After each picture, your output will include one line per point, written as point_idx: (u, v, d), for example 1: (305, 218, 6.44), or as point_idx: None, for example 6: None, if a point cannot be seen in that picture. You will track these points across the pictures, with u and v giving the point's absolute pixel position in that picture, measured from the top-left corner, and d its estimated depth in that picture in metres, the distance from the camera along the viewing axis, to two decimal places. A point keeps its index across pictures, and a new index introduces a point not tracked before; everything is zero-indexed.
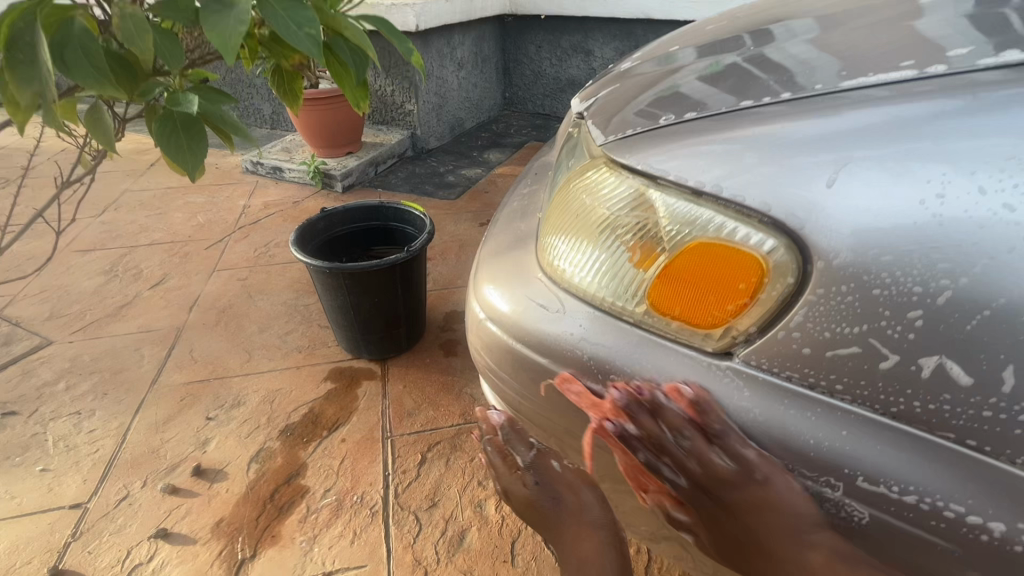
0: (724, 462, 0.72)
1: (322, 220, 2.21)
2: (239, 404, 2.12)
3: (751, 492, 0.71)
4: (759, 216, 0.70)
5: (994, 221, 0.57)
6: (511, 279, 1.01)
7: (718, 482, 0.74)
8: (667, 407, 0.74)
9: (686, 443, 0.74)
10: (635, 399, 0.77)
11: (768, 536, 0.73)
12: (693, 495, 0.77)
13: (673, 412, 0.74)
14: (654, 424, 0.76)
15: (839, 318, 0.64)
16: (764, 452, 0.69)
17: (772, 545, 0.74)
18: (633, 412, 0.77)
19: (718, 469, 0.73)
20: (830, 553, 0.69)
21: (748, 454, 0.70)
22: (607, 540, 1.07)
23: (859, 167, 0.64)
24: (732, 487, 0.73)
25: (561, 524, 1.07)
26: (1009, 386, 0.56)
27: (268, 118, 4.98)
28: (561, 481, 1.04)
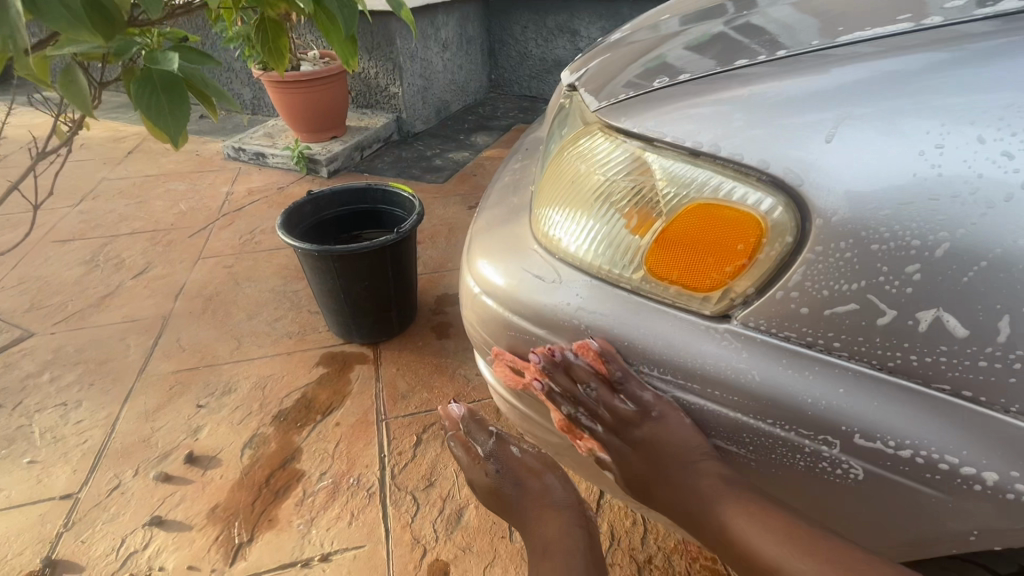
0: (627, 405, 0.79)
1: (309, 203, 2.16)
2: (230, 391, 2.10)
3: (648, 430, 0.78)
4: (758, 174, 0.67)
5: (993, 169, 0.55)
6: (506, 253, 0.98)
7: (624, 423, 0.81)
8: (575, 363, 0.80)
9: (594, 392, 0.81)
10: (552, 360, 0.81)
11: (667, 470, 0.79)
12: (608, 438, 0.84)
13: (581, 366, 0.80)
14: (568, 380, 0.82)
15: (838, 275, 0.62)
16: (661, 393, 0.77)
17: (671, 480, 0.79)
18: (551, 371, 0.82)
19: (623, 412, 0.80)
20: (718, 480, 0.75)
21: (646, 396, 0.77)
22: (574, 522, 1.07)
23: (856, 122, 0.61)
24: (637, 427, 0.80)
25: (525, 507, 1.09)
26: (1005, 335, 0.55)
27: (248, 103, 4.86)
28: (520, 464, 1.12)
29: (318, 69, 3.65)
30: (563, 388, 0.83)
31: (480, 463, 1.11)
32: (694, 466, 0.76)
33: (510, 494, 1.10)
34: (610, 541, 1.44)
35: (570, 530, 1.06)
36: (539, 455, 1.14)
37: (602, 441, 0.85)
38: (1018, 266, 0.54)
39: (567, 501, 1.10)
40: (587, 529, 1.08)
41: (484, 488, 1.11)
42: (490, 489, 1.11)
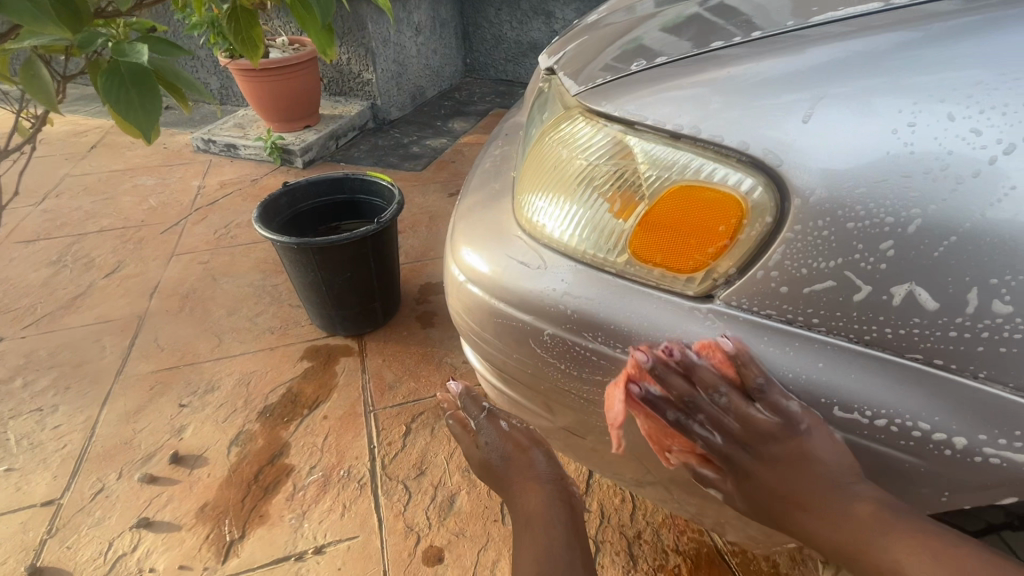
0: (766, 414, 0.70)
1: (285, 196, 2.12)
2: (213, 389, 2.07)
3: (791, 444, 0.69)
4: (737, 155, 0.68)
5: (962, 145, 0.56)
6: (490, 240, 0.98)
7: (755, 435, 0.72)
8: (699, 364, 0.70)
9: (722, 398, 0.72)
10: (665, 361, 0.71)
11: (807, 489, 0.71)
12: (729, 452, 0.74)
13: (707, 368, 0.70)
14: (686, 384, 0.71)
15: (815, 253, 0.64)
16: (808, 403, 0.68)
17: (809, 499, 0.71)
18: (664, 373, 0.71)
19: (760, 422, 0.71)
20: (877, 505, 0.67)
21: (793, 407, 0.67)
22: (556, 496, 1.09)
23: (831, 103, 0.63)
24: (773, 441, 0.70)
25: (511, 480, 1.11)
26: (973, 306, 0.57)
27: (216, 92, 4.70)
28: (508, 439, 1.14)
29: (287, 56, 3.55)
30: (680, 393, 0.72)
31: (473, 440, 1.15)
32: (847, 486, 0.68)
33: (499, 468, 1.13)
34: (601, 519, 1.48)
35: (551, 503, 1.08)
36: (527, 430, 1.15)
37: (717, 455, 0.76)
38: (985, 239, 0.55)
39: (552, 476, 1.11)
40: (569, 504, 1.10)
41: (477, 462, 1.15)
42: (482, 464, 1.15)
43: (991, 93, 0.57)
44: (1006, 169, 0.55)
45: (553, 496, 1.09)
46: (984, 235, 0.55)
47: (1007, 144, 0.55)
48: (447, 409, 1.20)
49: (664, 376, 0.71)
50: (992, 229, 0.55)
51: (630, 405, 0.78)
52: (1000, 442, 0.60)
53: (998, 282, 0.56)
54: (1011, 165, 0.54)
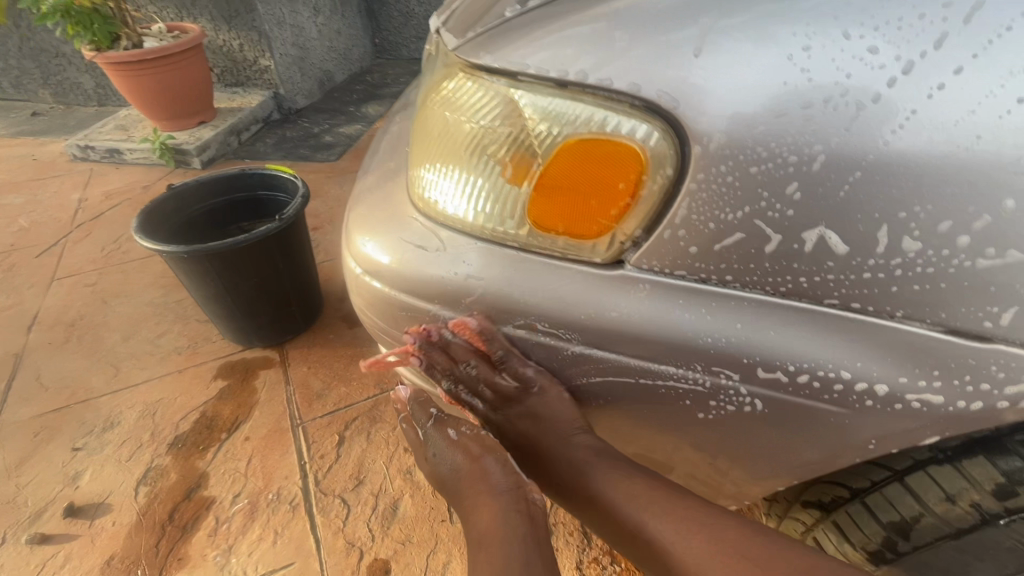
0: (507, 380, 0.83)
1: (171, 200, 1.87)
2: (112, 425, 1.83)
3: (529, 404, 0.82)
4: (629, 100, 0.59)
5: (863, 67, 0.49)
6: (385, 224, 0.87)
7: (507, 397, 0.85)
8: (455, 339, 0.80)
9: (475, 369, 0.84)
10: (428, 339, 0.82)
11: (546, 447, 0.84)
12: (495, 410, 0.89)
13: (459, 343, 0.80)
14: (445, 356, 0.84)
15: (721, 203, 0.57)
16: (541, 368, 0.77)
17: (548, 453, 0.85)
18: (425, 348, 0.84)
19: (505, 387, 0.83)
20: (593, 451, 0.82)
21: (529, 373, 0.77)
22: (512, 508, 0.87)
23: (725, 30, 0.53)
24: (519, 401, 0.84)
25: (461, 495, 0.92)
26: (883, 246, 0.53)
27: (92, 92, 4.17)
28: (457, 448, 0.94)
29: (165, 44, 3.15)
30: (443, 364, 0.86)
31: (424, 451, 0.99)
32: (572, 440, 0.82)
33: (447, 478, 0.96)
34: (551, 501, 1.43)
35: (505, 519, 0.86)
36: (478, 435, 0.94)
37: (483, 412, 0.93)
38: (893, 170, 0.50)
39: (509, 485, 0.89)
40: (528, 516, 0.88)
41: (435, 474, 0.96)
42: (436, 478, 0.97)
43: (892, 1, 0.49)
44: (907, 93, 0.48)
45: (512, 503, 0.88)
46: (892, 164, 0.49)
47: (907, 62, 0.48)
48: (400, 413, 1.04)
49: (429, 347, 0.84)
50: (896, 160, 0.49)
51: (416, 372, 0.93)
52: (921, 384, 0.56)
53: (907, 217, 0.51)
54: (913, 85, 0.48)
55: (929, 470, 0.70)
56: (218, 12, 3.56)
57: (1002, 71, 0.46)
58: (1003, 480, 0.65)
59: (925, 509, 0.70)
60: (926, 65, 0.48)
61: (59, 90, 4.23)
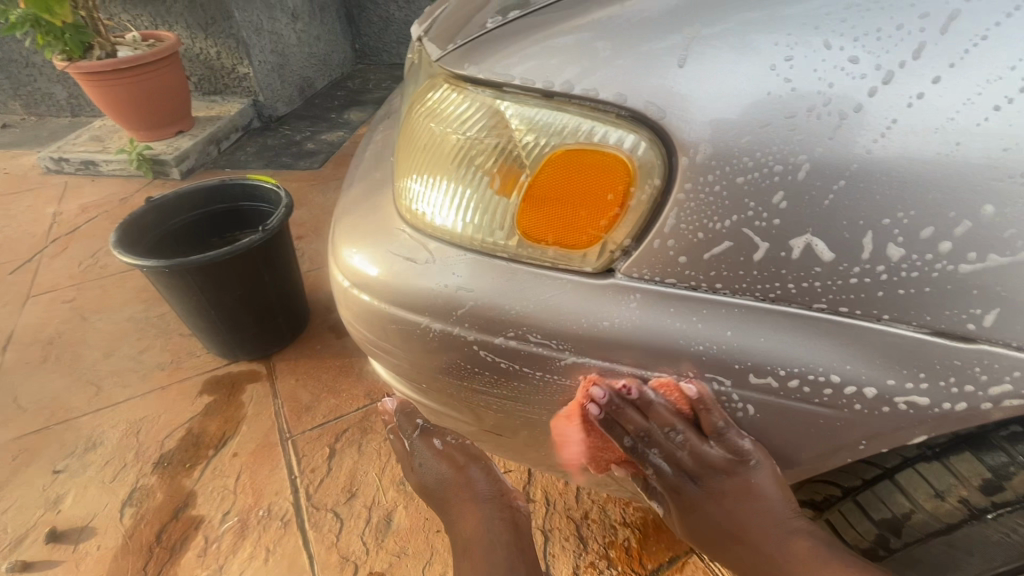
0: (720, 451, 0.71)
1: (150, 213, 1.83)
2: (94, 446, 1.78)
3: (736, 477, 0.72)
4: (617, 110, 0.59)
5: (843, 77, 0.50)
6: (373, 236, 0.87)
7: (706, 465, 0.74)
8: (656, 401, 0.69)
9: (679, 436, 0.72)
10: (621, 396, 0.69)
11: (753, 523, 0.75)
12: (679, 477, 0.77)
13: (663, 406, 0.69)
14: (641, 418, 0.71)
15: (708, 213, 0.58)
16: (760, 441, 0.68)
17: (752, 531, 0.76)
18: (622, 408, 0.70)
19: (711, 457, 0.72)
20: (810, 539, 0.74)
21: (746, 445, 0.68)
22: (496, 515, 0.99)
23: (709, 40, 0.54)
24: (722, 472, 0.74)
25: (447, 503, 1.00)
26: (868, 251, 0.53)
27: (65, 103, 4.08)
28: (445, 459, 1.01)
29: (140, 53, 3.08)
30: (637, 427, 0.72)
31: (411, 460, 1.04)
32: (788, 521, 0.75)
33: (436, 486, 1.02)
34: (546, 507, 1.43)
35: (489, 525, 0.97)
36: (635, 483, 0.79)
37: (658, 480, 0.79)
38: (876, 177, 0.50)
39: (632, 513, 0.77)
40: (513, 522, 0.99)
41: (422, 482, 1.02)
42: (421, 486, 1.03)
43: (874, 9, 0.50)
44: (888, 100, 0.49)
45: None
46: (875, 170, 0.50)
47: (886, 71, 0.49)
48: (387, 424, 1.06)
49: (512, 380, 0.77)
50: (879, 167, 0.50)
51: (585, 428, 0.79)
52: (908, 385, 0.57)
53: (891, 223, 0.51)
54: (893, 94, 0.48)
55: (918, 467, 0.71)
56: (194, 20, 3.51)
57: (980, 78, 0.47)
58: (990, 476, 0.67)
59: (917, 506, 0.71)
60: (906, 74, 0.48)
61: (29, 101, 4.12)
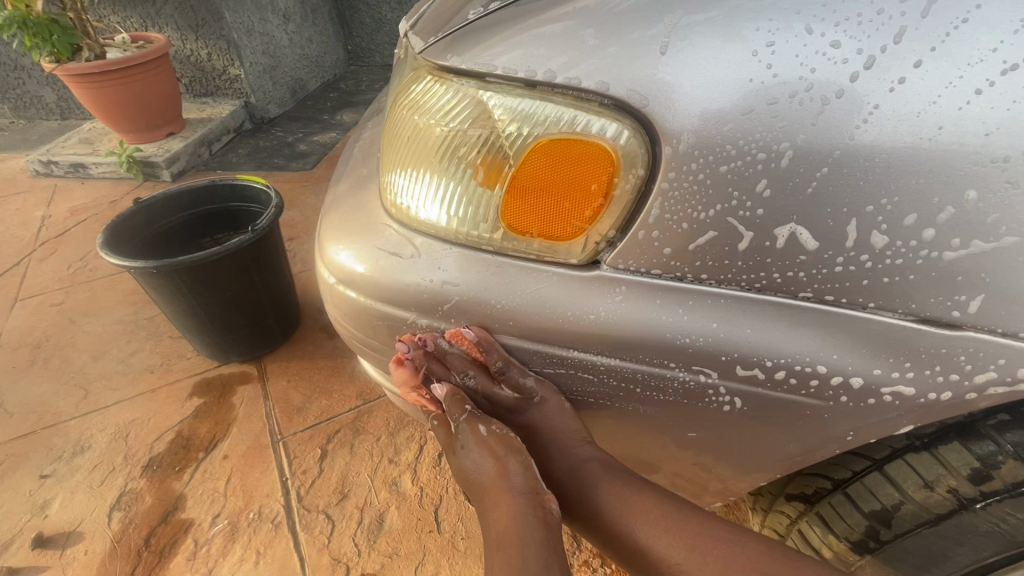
0: (508, 392, 0.84)
1: (139, 214, 1.82)
2: (83, 450, 1.76)
3: (531, 413, 0.81)
4: (599, 99, 0.58)
5: (825, 62, 0.49)
6: (359, 231, 0.86)
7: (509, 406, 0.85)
8: (450, 347, 0.80)
9: (473, 379, 0.87)
10: (422, 349, 0.81)
11: (551, 458, 0.85)
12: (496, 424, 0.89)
13: (456, 351, 0.81)
14: (441, 364, 0.85)
15: (693, 203, 0.57)
16: (542, 379, 0.75)
17: (551, 466, 0.85)
18: (421, 360, 0.84)
19: (506, 399, 0.85)
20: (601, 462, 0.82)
21: (530, 382, 0.76)
22: (532, 511, 0.82)
23: (693, 26, 0.53)
24: (520, 411, 0.83)
25: (483, 491, 0.85)
26: (853, 239, 0.53)
27: (54, 106, 4.05)
28: (484, 447, 0.86)
29: (130, 55, 3.07)
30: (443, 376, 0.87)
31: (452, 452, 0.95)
32: (580, 453, 0.82)
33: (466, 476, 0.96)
34: None
35: (523, 520, 0.80)
36: (508, 434, 0.87)
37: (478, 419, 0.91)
38: (860, 164, 0.50)
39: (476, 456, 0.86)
40: (546, 521, 0.81)
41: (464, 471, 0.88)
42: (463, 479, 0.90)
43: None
44: (872, 84, 0.48)
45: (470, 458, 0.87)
46: (858, 157, 0.50)
47: (868, 56, 0.48)
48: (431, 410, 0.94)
49: (427, 360, 0.84)
50: (863, 153, 0.49)
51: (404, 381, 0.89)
52: (895, 375, 0.57)
53: (875, 210, 0.51)
54: (875, 78, 0.48)
55: (907, 458, 0.70)
56: (184, 21, 3.49)
57: (964, 59, 0.46)
58: (979, 464, 0.65)
59: (908, 498, 0.70)
60: (889, 58, 0.47)
61: (19, 105, 4.09)
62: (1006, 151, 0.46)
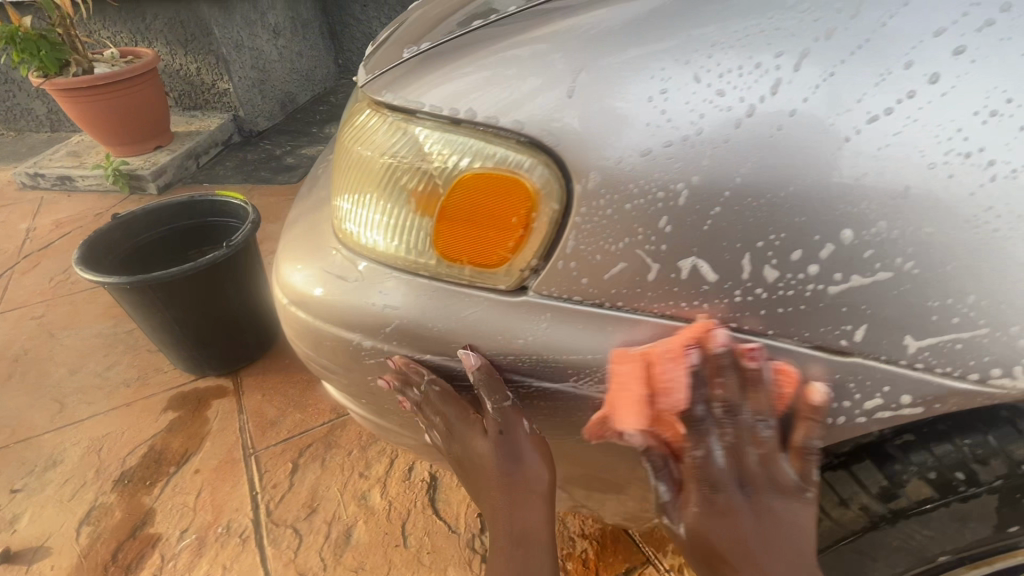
0: (792, 474, 0.62)
1: (116, 229, 1.85)
2: (54, 464, 1.77)
3: (796, 506, 0.63)
4: (515, 137, 0.61)
5: (713, 109, 0.51)
6: (311, 254, 0.89)
7: (771, 476, 0.62)
8: (764, 383, 0.58)
9: (765, 431, 0.61)
10: (737, 359, 0.58)
11: (774, 549, 0.63)
12: (727, 471, 0.62)
13: (769, 390, 0.58)
14: (739, 389, 0.59)
15: (603, 235, 0.60)
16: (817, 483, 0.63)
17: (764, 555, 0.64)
18: (720, 370, 0.58)
19: (782, 475, 0.62)
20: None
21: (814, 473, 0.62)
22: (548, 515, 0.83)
23: (596, 71, 0.56)
24: (782, 490, 0.62)
25: (499, 484, 0.81)
26: (747, 271, 0.56)
27: (44, 119, 4.08)
28: (523, 447, 0.77)
29: (117, 70, 3.10)
30: (722, 398, 0.59)
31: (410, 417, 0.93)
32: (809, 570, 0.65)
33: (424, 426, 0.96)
34: None
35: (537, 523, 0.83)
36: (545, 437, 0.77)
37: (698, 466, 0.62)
38: (748, 203, 0.52)
39: (501, 450, 0.78)
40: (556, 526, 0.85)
41: (474, 453, 0.81)
42: (460, 454, 0.83)
43: (744, 39, 0.50)
44: (755, 130, 0.50)
45: (493, 449, 0.79)
46: (745, 197, 0.52)
47: (751, 104, 0.50)
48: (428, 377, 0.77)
49: (723, 373, 0.58)
50: (750, 193, 0.52)
51: (640, 378, 0.61)
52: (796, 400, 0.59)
53: (764, 246, 0.54)
54: (758, 125, 0.50)
55: (826, 476, 0.70)
56: (173, 36, 3.54)
57: (838, 103, 0.48)
58: (887, 484, 0.67)
59: (824, 517, 0.71)
60: (768, 107, 0.49)
61: (9, 117, 4.12)
62: (878, 193, 0.48)
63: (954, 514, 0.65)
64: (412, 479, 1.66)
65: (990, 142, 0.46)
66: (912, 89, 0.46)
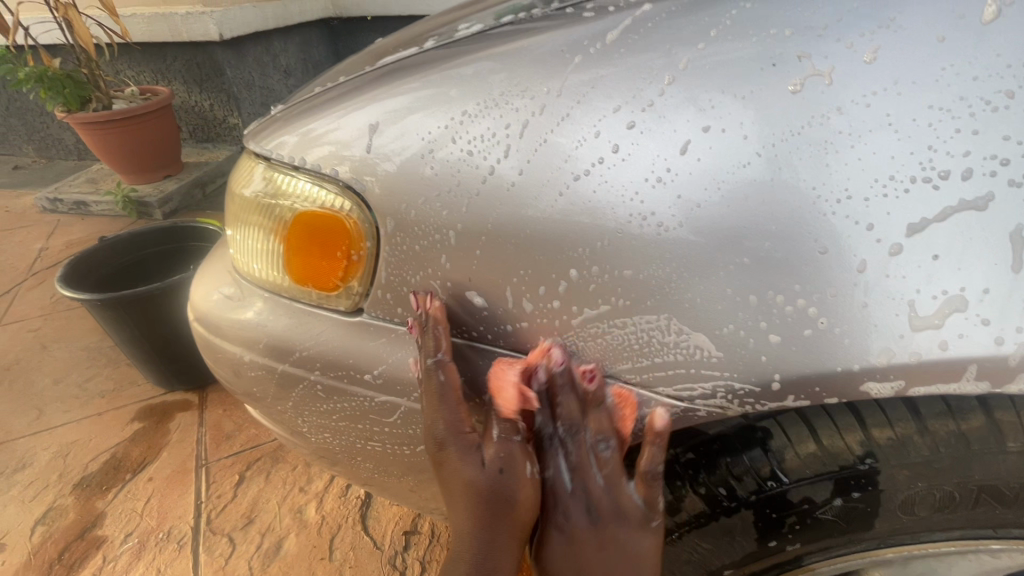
0: (637, 499, 0.66)
1: (101, 250, 2.02)
2: (24, 466, 1.91)
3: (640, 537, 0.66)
4: (337, 182, 0.73)
5: (466, 165, 0.62)
6: (215, 275, 1.01)
7: (615, 509, 0.66)
8: (596, 394, 0.63)
9: (609, 450, 0.65)
10: (569, 378, 0.63)
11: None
12: (570, 495, 0.66)
13: (609, 408, 0.63)
14: (576, 402, 0.64)
15: (405, 268, 0.70)
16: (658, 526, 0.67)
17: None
18: (561, 386, 0.63)
19: (623, 502, 0.66)
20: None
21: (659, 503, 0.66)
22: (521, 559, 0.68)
23: (390, 131, 0.68)
24: (626, 522, 0.66)
25: (484, 514, 0.66)
26: (509, 302, 0.64)
27: (72, 148, 4.42)
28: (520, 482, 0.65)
29: (134, 106, 3.37)
30: (565, 415, 0.65)
31: (301, 429, 0.96)
32: None
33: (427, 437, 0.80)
34: (431, 539, 1.58)
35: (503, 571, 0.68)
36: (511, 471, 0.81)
37: (551, 484, 0.67)
38: (501, 245, 0.62)
39: (492, 482, 0.65)
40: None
41: (454, 476, 0.67)
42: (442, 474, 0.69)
43: (485, 111, 0.62)
44: (496, 185, 0.60)
45: (486, 483, 0.65)
46: (496, 238, 0.62)
47: (492, 163, 0.61)
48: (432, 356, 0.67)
49: (564, 391, 0.64)
50: (499, 236, 0.62)
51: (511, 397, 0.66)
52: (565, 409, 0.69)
53: (518, 281, 0.62)
54: (497, 181, 0.60)
55: None
56: (189, 75, 3.82)
57: (548, 165, 0.58)
58: (671, 498, 0.70)
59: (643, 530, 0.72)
60: (504, 166, 0.60)
61: (42, 146, 4.49)
62: (592, 238, 0.57)
63: (724, 529, 0.68)
64: (347, 495, 1.73)
65: (662, 203, 0.54)
66: (601, 155, 0.56)
